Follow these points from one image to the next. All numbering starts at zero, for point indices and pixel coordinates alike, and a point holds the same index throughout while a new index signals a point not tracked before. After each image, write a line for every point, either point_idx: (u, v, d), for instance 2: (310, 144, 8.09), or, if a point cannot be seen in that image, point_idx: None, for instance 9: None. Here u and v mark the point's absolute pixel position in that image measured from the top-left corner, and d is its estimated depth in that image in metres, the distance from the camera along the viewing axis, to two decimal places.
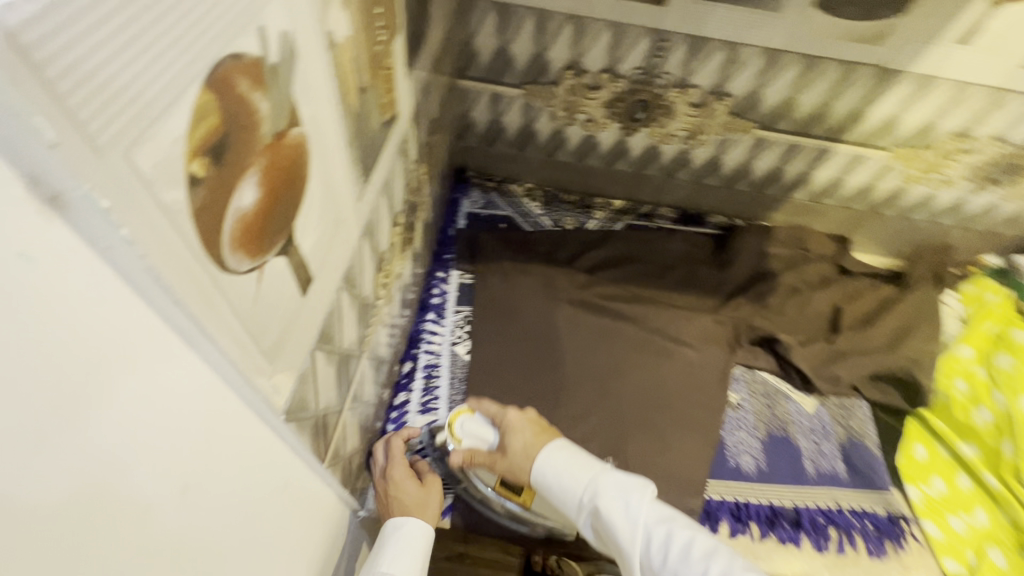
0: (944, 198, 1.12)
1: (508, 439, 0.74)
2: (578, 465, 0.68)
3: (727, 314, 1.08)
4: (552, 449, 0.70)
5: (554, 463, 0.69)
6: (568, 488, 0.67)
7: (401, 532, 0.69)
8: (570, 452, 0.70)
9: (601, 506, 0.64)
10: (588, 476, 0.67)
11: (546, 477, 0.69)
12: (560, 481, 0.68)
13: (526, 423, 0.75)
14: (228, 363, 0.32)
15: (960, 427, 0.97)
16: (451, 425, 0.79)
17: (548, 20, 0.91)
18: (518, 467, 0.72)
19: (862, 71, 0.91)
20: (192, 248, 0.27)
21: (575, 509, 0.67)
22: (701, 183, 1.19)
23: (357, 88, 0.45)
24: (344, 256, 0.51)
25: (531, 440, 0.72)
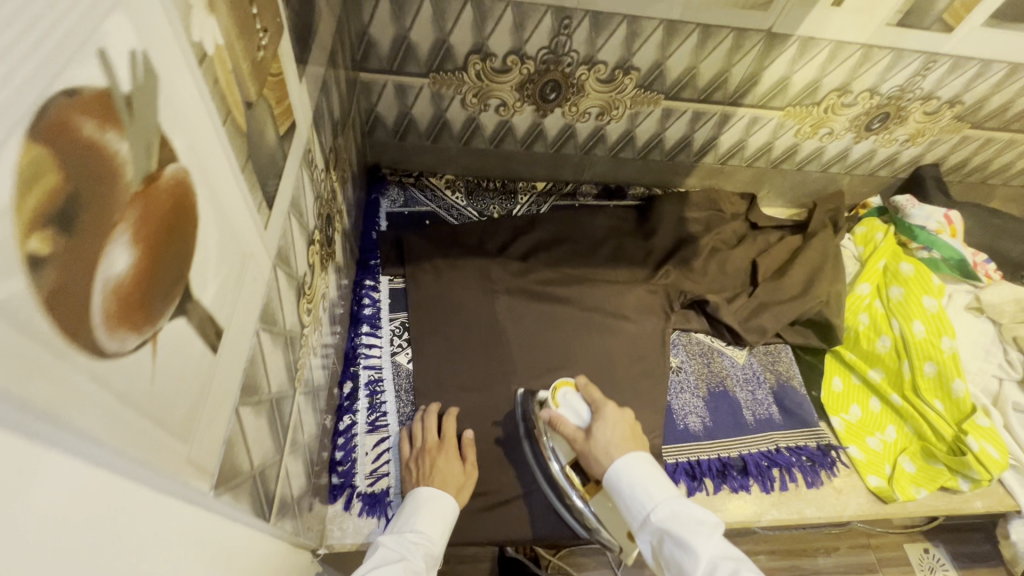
0: (833, 149, 1.22)
1: (598, 425, 0.76)
2: (655, 483, 0.67)
3: (659, 283, 1.11)
4: (635, 458, 0.70)
5: (631, 473, 0.69)
6: (638, 500, 0.66)
7: (443, 503, 0.76)
8: (652, 469, 0.69)
9: (666, 523, 0.63)
10: (662, 496, 0.66)
11: (619, 484, 0.69)
12: (631, 492, 0.68)
13: (619, 421, 0.76)
14: (131, 462, 0.26)
15: (867, 355, 1.08)
16: (555, 391, 0.84)
17: (446, 3, 0.85)
18: (598, 454, 0.74)
19: (754, 37, 0.95)
20: (50, 345, 0.21)
21: (640, 523, 0.66)
22: (618, 158, 1.20)
23: (242, 104, 0.39)
24: (258, 293, 0.45)
25: (617, 439, 0.74)
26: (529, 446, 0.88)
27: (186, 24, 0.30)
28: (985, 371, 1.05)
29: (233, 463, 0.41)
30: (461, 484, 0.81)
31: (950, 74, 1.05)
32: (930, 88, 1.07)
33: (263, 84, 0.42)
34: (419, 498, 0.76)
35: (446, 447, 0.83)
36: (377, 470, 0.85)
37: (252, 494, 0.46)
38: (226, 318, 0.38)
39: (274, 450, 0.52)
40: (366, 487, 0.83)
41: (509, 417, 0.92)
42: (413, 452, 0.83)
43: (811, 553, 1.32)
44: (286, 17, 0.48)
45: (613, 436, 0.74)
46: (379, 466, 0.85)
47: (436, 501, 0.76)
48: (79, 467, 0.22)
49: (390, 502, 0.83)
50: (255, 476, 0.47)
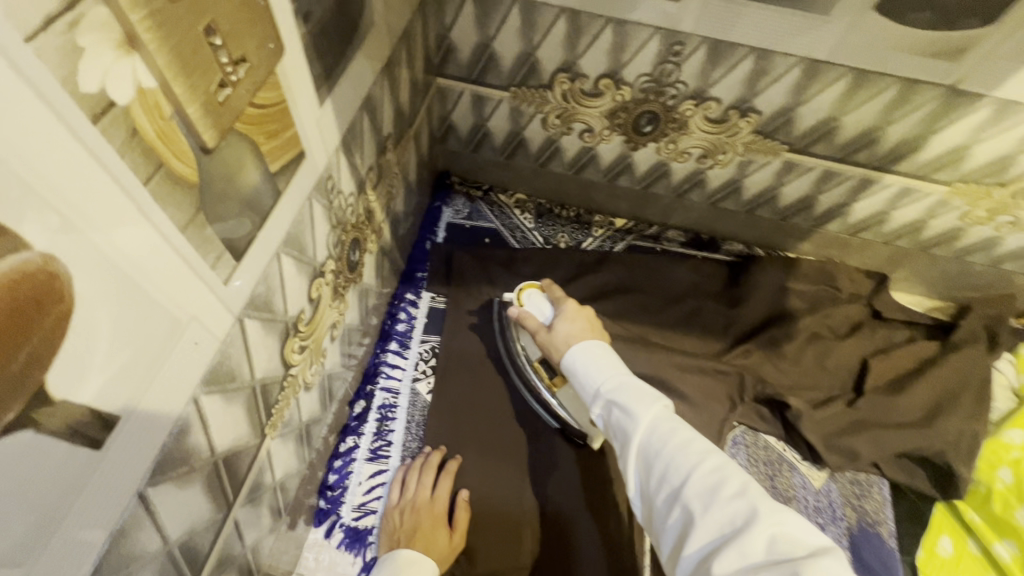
0: (1011, 243, 0.93)
1: (559, 321, 0.72)
2: (609, 363, 0.61)
3: (732, 363, 0.94)
4: (589, 345, 0.64)
5: (585, 356, 0.62)
6: (590, 378, 0.60)
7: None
8: (605, 353, 0.62)
9: (613, 394, 0.57)
10: (612, 373, 0.59)
11: (572, 368, 0.63)
12: (584, 373, 0.61)
13: (579, 316, 0.72)
14: None
15: (997, 521, 0.82)
16: (522, 291, 0.80)
17: (537, 13, 0.74)
18: (557, 346, 0.70)
19: (927, 93, 0.72)
20: None
21: (590, 400, 0.60)
22: (717, 207, 1.02)
23: (190, 151, 0.32)
24: (203, 357, 0.39)
25: (575, 331, 0.69)
26: (502, 342, 0.90)
27: (70, 75, 0.23)
28: None
29: (124, 552, 0.35)
30: (442, 562, 0.72)
31: None
32: None
33: (237, 120, 0.35)
34: (398, 561, 0.69)
35: (434, 511, 0.75)
36: (366, 504, 0.79)
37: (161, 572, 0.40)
38: (136, 385, 0.32)
39: (214, 510, 0.46)
40: (351, 520, 0.78)
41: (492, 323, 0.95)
42: (402, 500, 0.77)
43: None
44: (301, 38, 0.41)
45: (572, 330, 0.70)
46: (369, 500, 0.80)
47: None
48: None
49: (371, 544, 0.77)
50: (170, 551, 0.41)
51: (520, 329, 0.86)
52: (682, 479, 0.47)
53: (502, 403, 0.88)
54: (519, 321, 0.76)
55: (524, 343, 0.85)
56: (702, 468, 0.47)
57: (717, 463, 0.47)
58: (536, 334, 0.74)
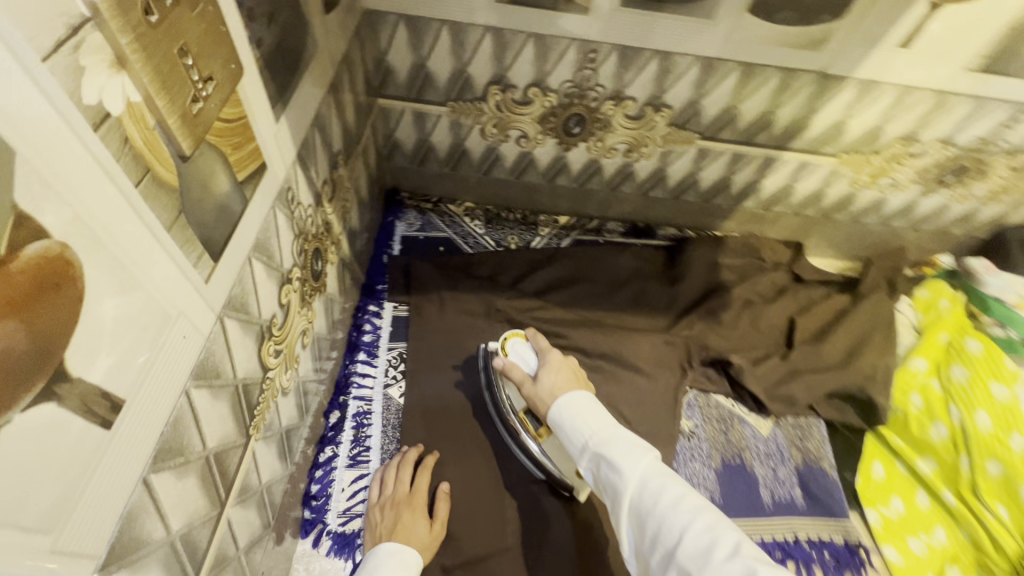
0: (895, 202, 1.08)
1: (544, 371, 0.72)
2: (593, 415, 0.61)
3: (679, 334, 1.02)
4: (572, 395, 0.65)
5: (569, 407, 0.63)
6: (575, 430, 0.61)
7: (406, 565, 0.71)
8: (588, 403, 0.63)
9: (599, 448, 0.57)
10: (597, 425, 0.60)
11: (557, 419, 0.64)
12: (570, 425, 0.62)
13: (564, 366, 0.72)
14: None
15: (916, 442, 0.94)
16: (505, 340, 0.79)
17: (465, 33, 0.82)
18: (543, 398, 0.69)
19: (804, 78, 0.85)
20: None
21: (577, 453, 0.60)
22: (648, 196, 1.12)
23: (170, 158, 0.36)
24: (191, 351, 0.42)
25: (561, 383, 0.69)
26: (489, 395, 0.90)
27: (76, 89, 0.28)
28: None
29: (133, 535, 0.38)
30: (426, 552, 0.75)
31: None
32: (1019, 142, 0.93)
33: (208, 132, 0.40)
34: (379, 556, 0.71)
35: (414, 505, 0.78)
36: (351, 509, 0.81)
37: (166, 563, 0.43)
38: (130, 383, 0.35)
39: (209, 504, 0.49)
40: (337, 526, 0.80)
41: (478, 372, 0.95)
42: (383, 499, 0.80)
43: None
44: (256, 59, 0.46)
45: (557, 381, 0.70)
46: (353, 505, 0.81)
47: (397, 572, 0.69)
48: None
49: (359, 546, 0.79)
50: (173, 541, 0.43)
51: (506, 379, 0.85)
52: (675, 540, 0.48)
53: (469, 406, 0.92)
54: (504, 371, 0.75)
55: (510, 393, 0.85)
56: (694, 529, 0.48)
57: (708, 523, 0.48)
58: (521, 385, 0.73)
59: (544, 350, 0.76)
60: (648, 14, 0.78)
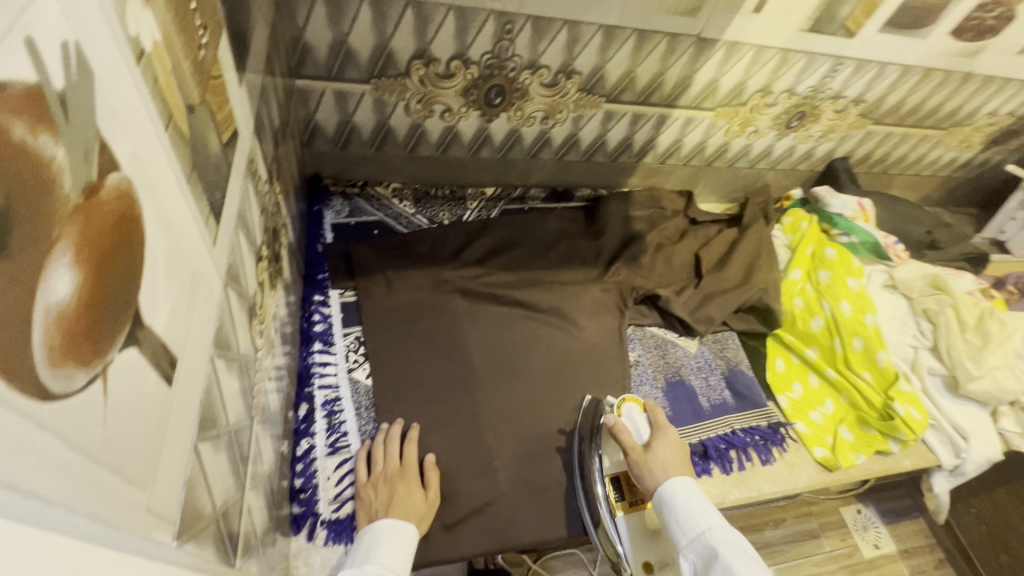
0: (759, 146, 1.31)
1: (658, 443, 0.81)
2: (707, 515, 0.71)
3: (611, 280, 1.13)
4: (685, 485, 0.75)
5: (682, 497, 0.73)
6: (689, 523, 0.70)
7: (405, 539, 0.72)
8: (705, 500, 0.73)
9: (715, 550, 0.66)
10: (713, 524, 0.69)
11: (669, 502, 0.74)
12: (682, 513, 0.72)
13: (676, 446, 0.82)
14: (98, 522, 0.24)
15: (803, 335, 1.16)
16: (621, 403, 0.90)
17: (385, 7, 0.83)
18: (653, 467, 0.79)
19: (684, 42, 1.00)
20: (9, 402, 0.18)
21: (690, 547, 0.70)
22: (564, 161, 1.22)
23: (184, 107, 0.35)
24: (210, 317, 0.41)
25: (673, 459, 0.79)
26: (579, 455, 0.88)
27: (121, 16, 0.27)
28: (903, 341, 1.14)
29: (194, 506, 0.36)
30: (424, 517, 0.77)
31: (856, 76, 1.15)
32: (839, 88, 1.18)
33: (205, 85, 0.39)
34: (377, 531, 0.72)
35: (407, 476, 0.78)
36: (342, 494, 0.79)
37: (217, 540, 0.41)
38: (178, 344, 0.33)
39: (237, 485, 0.47)
40: (330, 513, 0.78)
41: (482, 363, 0.96)
42: (372, 475, 0.79)
43: (779, 526, 1.33)
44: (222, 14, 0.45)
45: (668, 458, 0.80)
46: (343, 489, 0.79)
47: (387, 554, 0.68)
48: (35, 530, 0.18)
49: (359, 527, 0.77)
50: (218, 519, 0.42)
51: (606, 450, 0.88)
52: None
53: (439, 375, 0.93)
54: (615, 429, 0.82)
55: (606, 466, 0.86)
56: None
57: None
58: (629, 449, 0.81)
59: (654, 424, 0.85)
60: None
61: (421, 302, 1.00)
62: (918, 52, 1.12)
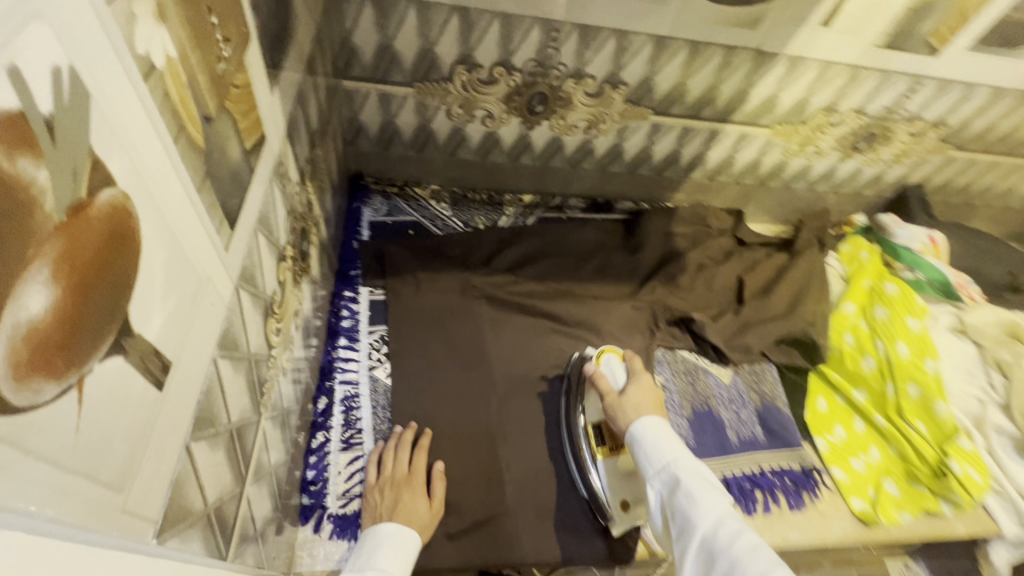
0: (819, 167, 1.22)
1: (633, 388, 0.78)
2: (674, 446, 0.67)
3: (644, 299, 1.10)
4: (654, 422, 0.71)
5: (652, 432, 0.69)
6: (656, 454, 0.66)
7: (407, 545, 0.72)
8: (672, 434, 0.69)
9: (680, 478, 0.62)
10: (679, 454, 0.66)
11: (638, 438, 0.70)
12: (650, 446, 0.68)
13: (651, 390, 0.77)
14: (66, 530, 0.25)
15: (851, 375, 1.07)
16: (600, 354, 0.89)
17: (431, 12, 0.84)
18: (624, 411, 0.76)
19: (741, 55, 0.95)
20: None
21: (654, 478, 0.65)
22: (606, 172, 1.18)
23: (199, 119, 0.36)
24: (217, 319, 0.42)
25: (646, 402, 0.75)
26: (565, 403, 0.91)
27: (129, 39, 0.27)
28: (967, 392, 1.03)
29: (180, 505, 0.38)
30: (427, 524, 0.77)
31: (937, 97, 1.05)
32: (916, 110, 1.08)
33: (225, 96, 0.40)
34: (380, 535, 0.72)
35: (412, 482, 0.79)
36: (350, 490, 0.81)
37: (205, 535, 0.42)
38: (173, 346, 0.35)
39: (234, 482, 0.48)
40: (338, 508, 0.79)
41: (501, 373, 0.95)
42: (380, 479, 0.80)
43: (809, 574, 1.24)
44: (255, 26, 0.46)
45: (642, 401, 0.76)
46: (352, 486, 0.81)
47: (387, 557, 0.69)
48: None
49: None
50: (209, 516, 0.43)
51: (589, 396, 0.90)
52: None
53: (457, 382, 0.93)
54: (592, 376, 0.82)
55: (586, 411, 0.89)
56: None
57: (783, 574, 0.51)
58: (604, 394, 0.79)
59: (633, 370, 0.82)
60: None
61: (448, 306, 1.00)
62: (1013, 74, 1.00)
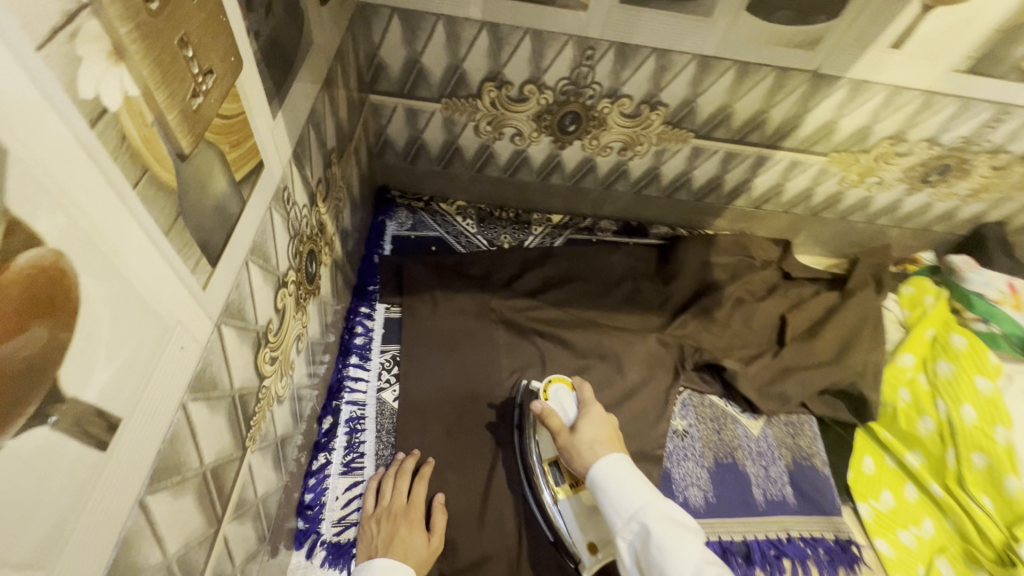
0: (881, 200, 1.11)
1: (583, 424, 0.75)
2: (637, 488, 0.66)
3: (673, 334, 1.02)
4: (617, 463, 0.69)
5: (614, 476, 0.67)
6: (622, 500, 0.65)
7: None
8: (636, 476, 0.67)
9: (650, 524, 0.61)
10: (647, 499, 0.64)
11: (601, 484, 0.68)
12: (614, 492, 0.66)
13: (604, 423, 0.76)
14: None
15: (905, 435, 0.96)
16: (548, 383, 0.83)
17: (460, 28, 0.80)
18: (581, 451, 0.73)
19: (796, 78, 0.86)
20: None
21: (623, 525, 0.64)
22: (641, 195, 1.12)
23: (169, 157, 0.34)
24: (188, 361, 0.40)
25: (601, 438, 0.73)
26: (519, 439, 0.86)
27: (71, 83, 0.25)
28: None
29: (129, 563, 0.35)
30: (426, 562, 0.73)
31: None
32: (1000, 142, 0.95)
33: (206, 129, 0.37)
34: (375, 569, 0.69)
35: (410, 515, 0.75)
36: (346, 518, 0.79)
37: None
38: (124, 400, 0.32)
39: (205, 525, 0.46)
40: (332, 536, 0.77)
41: (508, 403, 0.91)
42: (379, 508, 0.77)
43: None
44: (253, 52, 0.44)
45: (596, 437, 0.74)
46: (348, 513, 0.79)
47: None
48: None
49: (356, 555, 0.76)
50: (169, 566, 0.41)
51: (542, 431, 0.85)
52: None
53: (465, 411, 0.90)
54: (541, 417, 0.77)
55: (542, 448, 0.83)
56: None
57: None
58: (556, 434, 0.75)
59: (583, 401, 0.80)
60: (628, 10, 0.77)
61: (463, 330, 0.97)
62: None
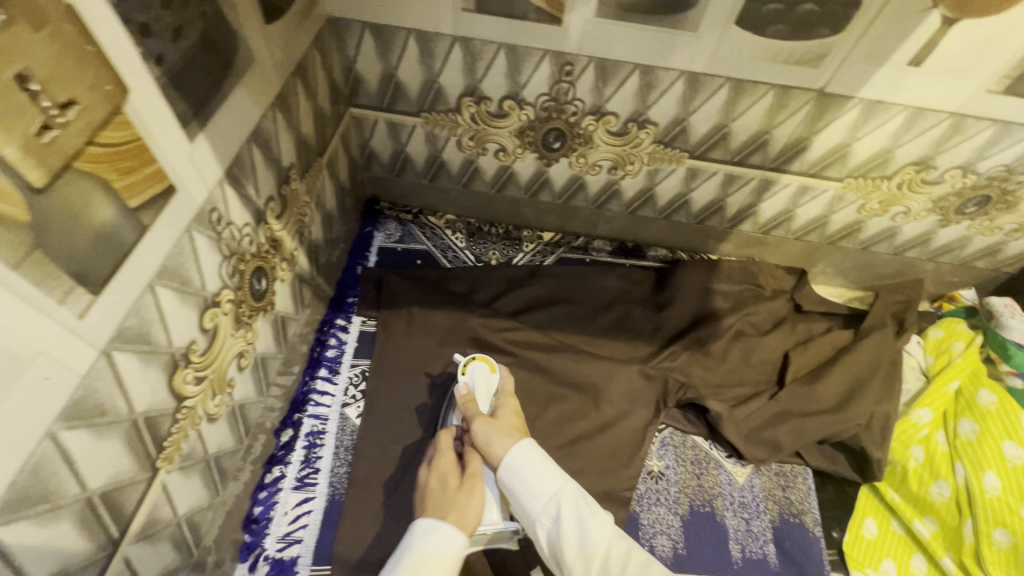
0: (910, 232, 0.99)
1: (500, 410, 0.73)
2: (549, 473, 0.62)
3: (659, 365, 0.95)
4: (531, 447, 0.65)
5: (527, 463, 0.63)
6: (536, 489, 0.61)
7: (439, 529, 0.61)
8: (548, 459, 0.64)
9: (568, 511, 0.59)
10: (563, 483, 0.61)
11: (514, 472, 0.63)
12: (528, 481, 0.62)
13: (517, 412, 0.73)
14: None
15: (915, 500, 0.86)
16: (471, 364, 0.82)
17: (433, 42, 0.78)
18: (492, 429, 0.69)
19: (799, 97, 0.78)
20: None
21: (540, 514, 0.61)
22: (636, 216, 1.06)
23: (17, 191, 0.33)
24: (58, 390, 0.40)
25: (513, 424, 0.70)
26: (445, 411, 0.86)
27: None
28: None
29: None
30: (463, 502, 0.64)
31: None
32: None
33: (74, 158, 0.37)
34: (414, 528, 0.62)
35: (436, 461, 0.70)
36: (291, 534, 0.78)
37: None
38: None
39: (92, 549, 0.47)
40: (275, 551, 0.77)
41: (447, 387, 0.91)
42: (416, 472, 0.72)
43: None
44: (156, 79, 0.43)
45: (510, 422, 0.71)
46: (294, 530, 0.79)
47: (432, 543, 0.60)
48: None
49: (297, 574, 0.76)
50: None
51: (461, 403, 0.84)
52: None
53: (425, 432, 0.87)
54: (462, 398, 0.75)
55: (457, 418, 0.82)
56: None
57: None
58: (471, 415, 0.72)
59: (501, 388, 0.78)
60: (602, 24, 0.72)
61: (437, 350, 0.94)
62: None
